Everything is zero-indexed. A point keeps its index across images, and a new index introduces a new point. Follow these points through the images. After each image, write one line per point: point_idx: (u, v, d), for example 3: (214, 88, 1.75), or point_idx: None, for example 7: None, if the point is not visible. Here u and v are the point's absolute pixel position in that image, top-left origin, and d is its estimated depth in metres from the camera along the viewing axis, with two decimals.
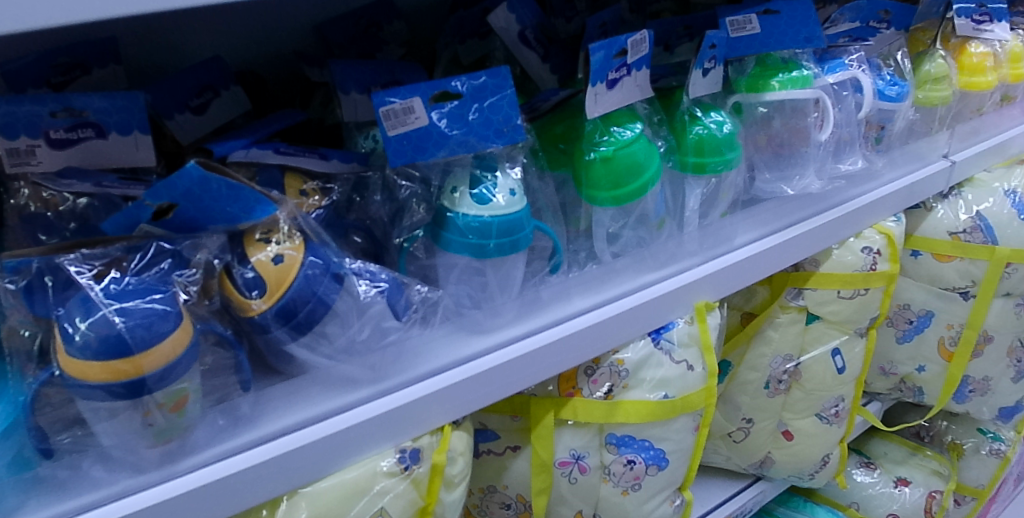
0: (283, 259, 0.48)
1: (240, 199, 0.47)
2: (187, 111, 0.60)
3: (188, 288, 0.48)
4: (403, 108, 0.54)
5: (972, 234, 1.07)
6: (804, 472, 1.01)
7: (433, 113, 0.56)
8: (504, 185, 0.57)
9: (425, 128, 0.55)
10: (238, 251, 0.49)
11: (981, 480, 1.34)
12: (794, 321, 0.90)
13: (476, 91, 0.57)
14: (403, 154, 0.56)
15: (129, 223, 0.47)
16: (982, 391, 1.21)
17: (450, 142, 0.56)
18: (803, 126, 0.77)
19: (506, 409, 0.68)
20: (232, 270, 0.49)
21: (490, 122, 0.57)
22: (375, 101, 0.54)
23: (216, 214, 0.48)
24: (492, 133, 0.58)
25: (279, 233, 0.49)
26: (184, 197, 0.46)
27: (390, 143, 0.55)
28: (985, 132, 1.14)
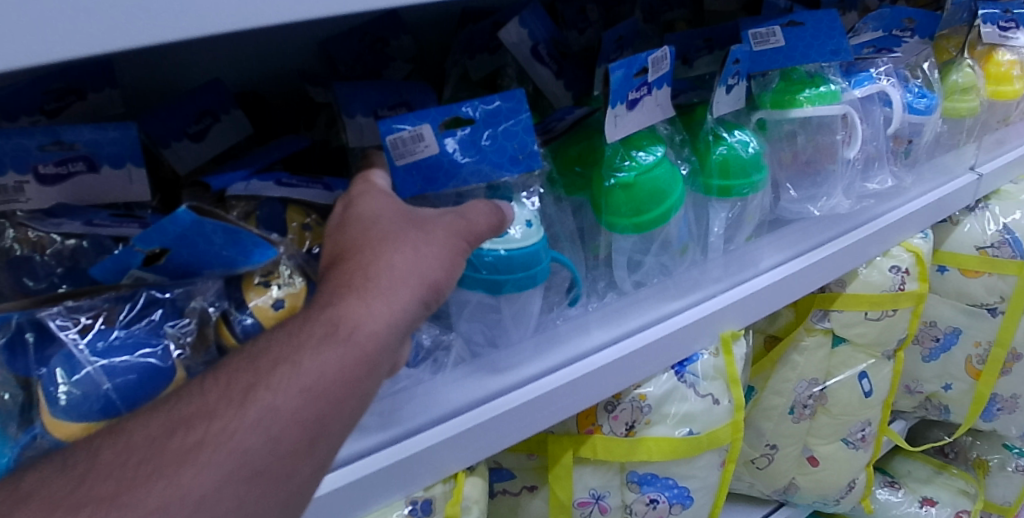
0: (284, 304, 0.45)
1: (238, 242, 0.44)
2: (185, 138, 0.57)
3: (182, 340, 0.44)
4: (412, 136, 0.51)
5: (1001, 248, 1.02)
6: (829, 498, 0.97)
7: (445, 141, 0.52)
8: (519, 216, 0.53)
9: (436, 157, 0.52)
10: (236, 297, 0.45)
11: (1007, 497, 1.30)
12: (820, 344, 0.86)
13: (490, 116, 0.53)
14: (412, 185, 0.52)
15: (118, 268, 0.43)
16: (1011, 409, 1.16)
17: (462, 172, 0.53)
18: (829, 143, 0.73)
19: (522, 447, 0.65)
20: (230, 318, 0.44)
21: (505, 149, 0.54)
22: (382, 129, 0.51)
23: (211, 258, 0.44)
24: (506, 161, 0.54)
25: (280, 276, 0.46)
26: (176, 240, 0.42)
27: (399, 173, 0.52)
28: (1012, 142, 1.10)
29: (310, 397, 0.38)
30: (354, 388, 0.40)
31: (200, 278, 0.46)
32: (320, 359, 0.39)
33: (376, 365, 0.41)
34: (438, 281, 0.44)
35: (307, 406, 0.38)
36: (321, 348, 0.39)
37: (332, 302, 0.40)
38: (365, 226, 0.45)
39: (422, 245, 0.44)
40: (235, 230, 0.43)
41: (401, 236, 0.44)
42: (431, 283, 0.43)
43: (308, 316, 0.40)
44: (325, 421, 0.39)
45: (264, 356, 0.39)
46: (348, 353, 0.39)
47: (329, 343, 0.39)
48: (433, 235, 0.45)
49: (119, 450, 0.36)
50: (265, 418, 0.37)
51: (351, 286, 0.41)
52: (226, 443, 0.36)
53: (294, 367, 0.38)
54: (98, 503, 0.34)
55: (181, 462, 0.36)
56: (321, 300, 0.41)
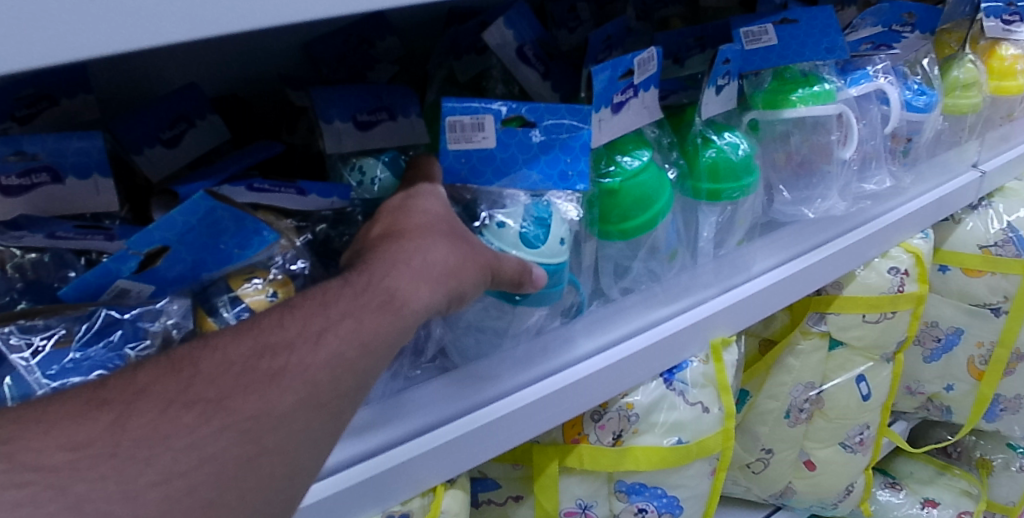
0: (275, 296, 0.46)
1: (236, 233, 0.46)
2: (159, 144, 0.56)
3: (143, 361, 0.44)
4: (473, 124, 0.51)
5: (1005, 247, 1.00)
6: (827, 501, 0.96)
7: (503, 136, 0.52)
8: (555, 232, 0.52)
9: (490, 151, 0.53)
10: (225, 292, 0.45)
11: (1011, 497, 1.28)
12: (817, 348, 0.85)
13: (553, 127, 0.53)
14: (457, 172, 0.53)
15: (103, 280, 0.45)
16: (1014, 410, 1.15)
17: (511, 173, 0.53)
18: (824, 144, 0.72)
19: (507, 458, 0.64)
20: (217, 312, 0.45)
21: (557, 162, 0.54)
22: (445, 109, 0.51)
23: (209, 252, 0.46)
24: (556, 176, 0.54)
25: (263, 274, 0.47)
26: (180, 234, 0.44)
27: (448, 155, 0.52)
28: (1016, 138, 1.08)
29: (364, 352, 0.38)
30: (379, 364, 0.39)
31: (185, 288, 0.47)
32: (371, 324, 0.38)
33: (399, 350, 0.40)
34: (470, 290, 0.45)
35: (344, 367, 0.37)
36: (379, 314, 0.39)
37: (393, 272, 0.41)
38: (424, 220, 0.45)
39: (466, 255, 0.45)
40: (241, 218, 0.46)
41: (458, 238, 0.45)
42: (460, 296, 0.44)
43: (369, 279, 0.40)
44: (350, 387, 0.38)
45: (333, 305, 0.38)
46: (393, 326, 0.39)
47: (386, 310, 0.39)
48: (477, 248, 0.46)
49: (219, 361, 0.35)
50: (331, 362, 0.37)
51: (410, 265, 0.41)
52: (303, 372, 0.36)
53: (357, 323, 0.38)
54: (205, 402, 0.34)
55: (268, 382, 0.35)
56: (379, 268, 0.41)
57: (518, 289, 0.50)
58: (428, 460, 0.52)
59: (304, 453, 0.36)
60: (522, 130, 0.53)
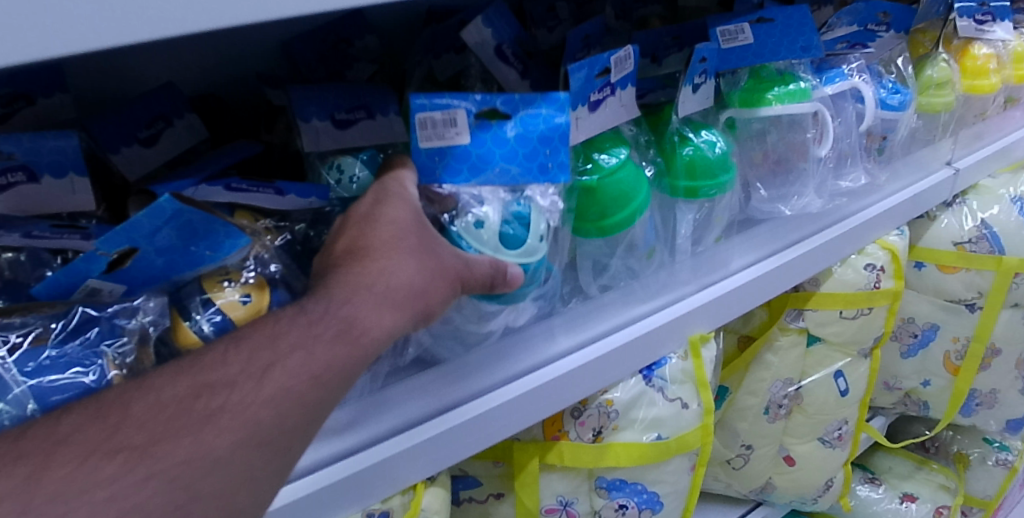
0: (250, 300, 0.46)
1: (207, 235, 0.46)
2: (137, 143, 0.55)
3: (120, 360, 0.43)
4: (443, 120, 0.51)
5: (978, 244, 1.02)
6: (807, 497, 0.97)
7: (478, 132, 0.52)
8: (535, 230, 0.52)
9: (465, 148, 0.52)
10: (199, 296, 0.45)
11: (988, 491, 1.30)
12: (795, 344, 0.86)
13: (528, 118, 0.52)
14: (432, 172, 0.52)
15: (74, 279, 0.44)
16: (990, 404, 1.16)
17: (489, 170, 0.52)
18: (801, 142, 0.73)
19: (488, 455, 0.64)
20: (191, 318, 0.44)
21: (536, 154, 0.52)
22: (414, 106, 0.50)
23: (178, 256, 0.46)
24: (536, 169, 0.53)
25: (238, 276, 0.47)
26: (152, 235, 0.43)
27: (421, 154, 0.52)
28: (988, 137, 1.10)
29: (319, 382, 0.38)
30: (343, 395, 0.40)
31: (158, 287, 0.46)
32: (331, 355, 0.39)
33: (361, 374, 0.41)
34: (435, 307, 0.45)
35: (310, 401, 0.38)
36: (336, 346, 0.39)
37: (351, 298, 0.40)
38: (393, 232, 0.44)
39: (433, 272, 0.45)
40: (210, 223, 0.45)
41: (426, 257, 0.45)
42: (427, 313, 0.45)
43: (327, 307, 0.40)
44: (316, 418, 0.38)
45: (282, 337, 0.38)
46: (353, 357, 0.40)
47: (342, 340, 0.39)
48: (446, 264, 0.46)
49: (150, 406, 0.35)
50: (276, 397, 0.37)
51: (373, 289, 0.41)
52: (242, 412, 0.36)
53: (309, 354, 0.38)
54: (129, 451, 0.33)
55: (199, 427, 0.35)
56: (340, 294, 0.40)
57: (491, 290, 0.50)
58: (407, 459, 0.52)
59: (269, 466, 0.37)
60: (496, 124, 0.52)
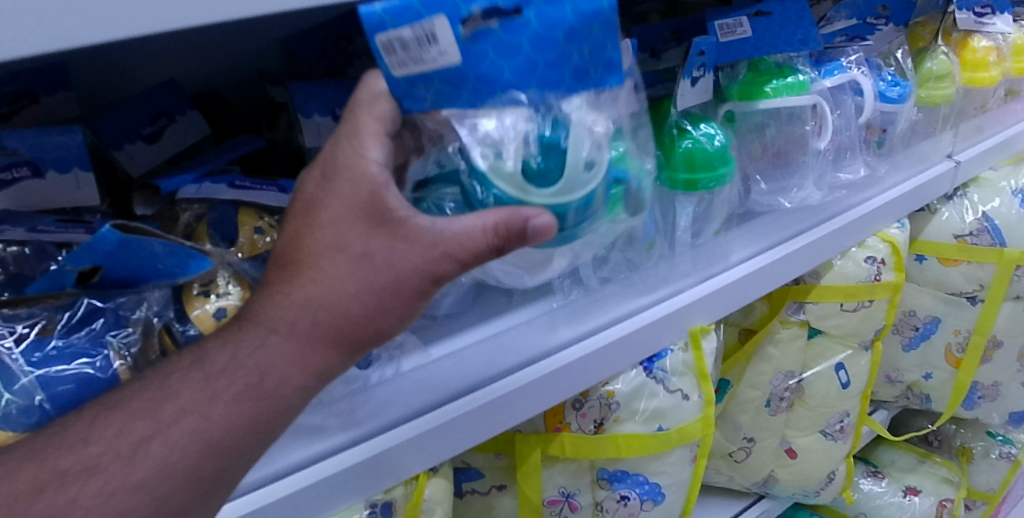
0: (226, 315, 0.45)
1: (172, 253, 0.44)
2: (139, 140, 0.56)
3: (126, 350, 0.43)
4: (418, 36, 0.39)
5: (979, 236, 1.02)
6: (810, 490, 0.97)
7: (471, 44, 0.40)
8: (573, 158, 0.44)
9: (459, 67, 0.40)
10: (179, 307, 0.46)
11: (992, 484, 1.30)
12: (796, 336, 0.86)
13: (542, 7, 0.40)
14: (420, 103, 0.42)
15: (53, 287, 0.45)
16: (992, 397, 1.16)
17: (500, 91, 0.42)
18: (800, 134, 0.73)
19: (490, 448, 0.65)
20: (173, 329, 0.45)
21: (568, 57, 0.42)
22: (372, 24, 0.39)
23: (148, 270, 0.44)
24: (571, 74, 0.42)
25: (219, 286, 0.46)
26: (107, 258, 0.42)
27: (402, 86, 0.42)
28: (989, 129, 1.10)
29: (231, 434, 0.40)
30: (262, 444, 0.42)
31: (148, 286, 0.46)
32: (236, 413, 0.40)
33: (291, 416, 0.42)
34: (387, 325, 0.42)
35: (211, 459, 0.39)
36: (237, 405, 0.40)
37: (261, 349, 0.41)
38: (331, 240, 0.41)
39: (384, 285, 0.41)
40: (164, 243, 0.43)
41: (368, 274, 0.41)
42: (379, 332, 0.42)
43: (234, 360, 0.40)
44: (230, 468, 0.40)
45: (168, 401, 0.39)
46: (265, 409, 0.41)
47: (248, 397, 0.40)
48: (406, 271, 0.41)
49: None
50: (146, 484, 0.38)
51: (294, 326, 0.41)
52: (100, 504, 0.37)
53: (201, 419, 0.39)
54: None
55: None
56: (251, 338, 0.41)
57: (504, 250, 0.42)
58: (411, 451, 0.52)
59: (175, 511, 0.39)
60: (501, 30, 0.40)
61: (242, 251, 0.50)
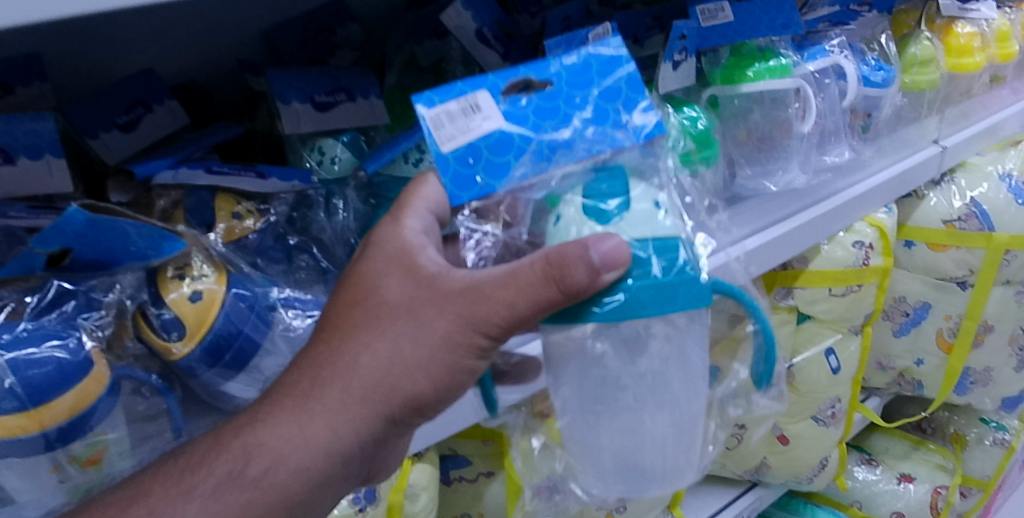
0: (201, 297, 0.47)
1: (144, 235, 0.45)
2: (114, 129, 0.56)
3: (96, 331, 0.46)
4: (464, 108, 0.45)
5: (968, 221, 1.02)
6: (803, 477, 0.98)
7: (508, 110, 0.46)
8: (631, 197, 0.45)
9: (500, 130, 0.45)
10: (153, 290, 0.47)
11: (986, 471, 1.30)
12: (785, 322, 0.87)
13: (570, 75, 0.48)
14: (468, 184, 0.45)
15: (21, 272, 0.45)
16: (984, 382, 1.16)
17: (543, 148, 0.46)
18: (784, 118, 0.73)
19: (477, 435, 0.68)
20: (147, 311, 0.47)
21: (603, 111, 0.47)
22: (422, 105, 0.46)
23: (120, 253, 0.46)
24: (607, 126, 0.47)
25: (194, 269, 0.48)
26: (77, 240, 0.44)
27: (448, 166, 0.45)
28: (975, 115, 1.10)
29: None
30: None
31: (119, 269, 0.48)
32: (217, 505, 0.42)
33: (294, 496, 0.43)
34: (410, 389, 0.43)
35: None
36: (214, 501, 0.42)
37: (253, 428, 0.43)
38: (355, 304, 0.44)
39: (401, 346, 0.43)
40: (136, 225, 0.45)
41: (367, 339, 0.43)
42: (394, 399, 0.43)
43: (220, 446, 0.43)
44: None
45: (142, 499, 0.42)
46: (257, 497, 0.42)
47: (231, 483, 0.42)
48: (435, 320, 0.43)
49: None
50: None
51: (292, 403, 0.43)
52: None
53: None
54: None
55: None
56: (246, 423, 0.43)
57: (565, 280, 0.41)
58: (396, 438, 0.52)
59: None
60: (535, 99, 0.47)
61: (220, 235, 0.52)
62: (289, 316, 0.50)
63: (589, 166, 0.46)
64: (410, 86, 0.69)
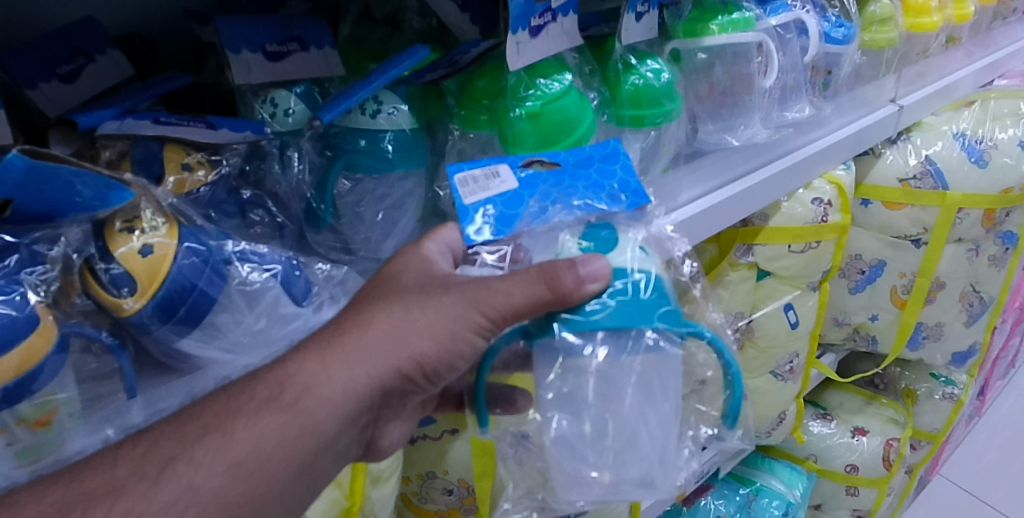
0: (152, 250, 0.44)
1: (88, 184, 0.44)
2: (54, 79, 0.53)
3: (41, 287, 0.43)
4: (486, 174, 0.51)
5: (923, 180, 1.04)
6: (762, 431, 1.02)
7: (523, 178, 0.51)
8: (628, 243, 0.48)
9: (514, 191, 0.51)
10: (100, 243, 0.45)
11: (936, 424, 1.35)
12: (745, 278, 0.87)
13: (577, 163, 0.53)
14: (483, 228, 0.49)
15: None
16: (936, 337, 1.19)
17: (550, 209, 0.50)
18: (746, 73, 0.73)
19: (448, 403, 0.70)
20: (95, 266, 0.45)
21: (603, 187, 0.51)
22: (454, 170, 0.51)
23: (64, 203, 0.44)
24: (606, 196, 0.51)
25: (143, 221, 0.45)
26: (18, 189, 0.42)
27: (469, 211, 0.50)
28: (931, 76, 1.11)
29: (258, 450, 0.42)
30: (285, 472, 0.43)
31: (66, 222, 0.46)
32: (256, 429, 0.42)
33: (320, 434, 0.44)
34: (427, 347, 0.45)
35: (237, 480, 0.41)
36: (256, 423, 0.42)
37: (283, 365, 0.44)
38: (375, 284, 0.47)
39: (417, 309, 0.45)
40: (79, 174, 0.43)
41: (383, 303, 0.46)
42: (411, 353, 0.45)
43: (255, 378, 0.44)
44: (256, 493, 0.42)
45: (191, 424, 0.42)
46: (291, 423, 0.43)
47: (269, 408, 0.43)
48: (444, 296, 0.45)
49: None
50: None
51: (318, 346, 0.45)
52: None
53: (216, 444, 0.42)
54: None
55: None
56: (283, 358, 0.45)
57: (553, 281, 0.43)
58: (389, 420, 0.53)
59: None
60: (545, 174, 0.52)
61: (170, 187, 0.50)
62: (246, 270, 0.48)
63: (586, 220, 0.50)
64: (365, 37, 0.66)
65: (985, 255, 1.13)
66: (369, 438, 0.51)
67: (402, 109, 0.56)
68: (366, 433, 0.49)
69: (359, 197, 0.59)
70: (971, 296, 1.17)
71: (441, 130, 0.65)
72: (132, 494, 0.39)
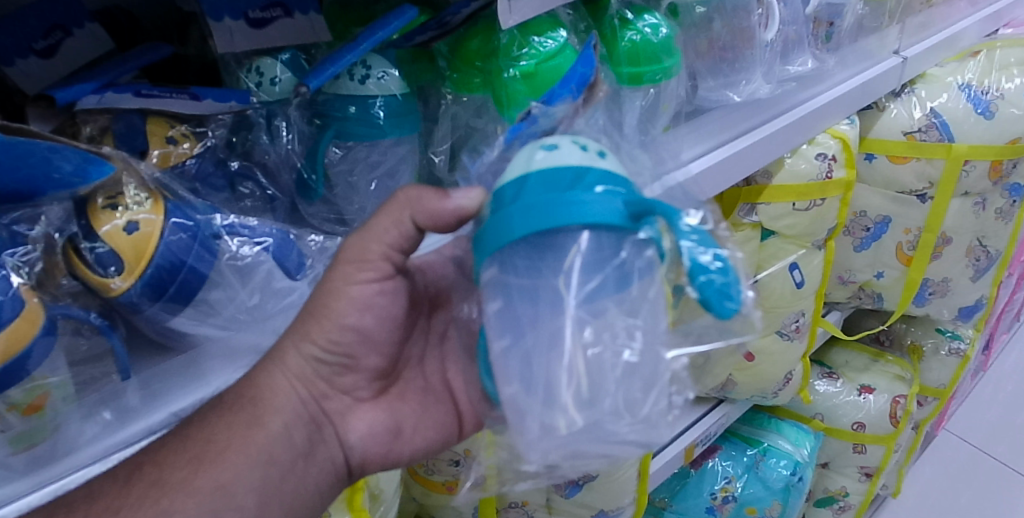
0: (137, 228, 0.43)
1: (66, 159, 0.43)
2: (31, 55, 0.52)
3: (23, 268, 0.42)
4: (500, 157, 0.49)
5: (928, 132, 1.01)
6: (767, 391, 1.01)
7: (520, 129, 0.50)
8: (539, 147, 0.40)
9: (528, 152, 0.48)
10: (84, 221, 0.44)
11: (942, 380, 1.35)
12: (749, 239, 0.86)
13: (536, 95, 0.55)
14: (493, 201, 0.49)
15: None
16: (942, 292, 1.18)
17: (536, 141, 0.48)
18: (746, 26, 0.72)
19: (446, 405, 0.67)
20: (79, 245, 0.43)
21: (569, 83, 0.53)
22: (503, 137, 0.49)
23: (43, 180, 0.44)
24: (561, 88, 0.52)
25: (127, 197, 0.44)
26: None
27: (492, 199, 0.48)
28: (935, 25, 1.08)
29: (210, 446, 0.45)
30: (251, 463, 0.45)
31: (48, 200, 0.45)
32: (207, 430, 0.45)
33: (257, 423, 0.46)
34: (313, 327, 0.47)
35: (201, 470, 0.43)
36: (205, 425, 0.45)
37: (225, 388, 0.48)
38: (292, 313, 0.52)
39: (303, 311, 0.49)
40: (58, 149, 0.42)
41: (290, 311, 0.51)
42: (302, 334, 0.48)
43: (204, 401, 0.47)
44: (229, 479, 0.44)
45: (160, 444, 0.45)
46: (234, 420, 0.46)
47: (216, 412, 0.46)
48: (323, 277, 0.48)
49: None
50: None
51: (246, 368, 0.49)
52: None
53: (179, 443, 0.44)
54: None
55: None
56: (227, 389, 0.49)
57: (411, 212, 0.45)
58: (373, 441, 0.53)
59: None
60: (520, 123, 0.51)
61: (155, 161, 0.49)
62: (236, 244, 0.47)
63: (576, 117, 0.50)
64: None
65: (992, 209, 1.11)
66: (338, 442, 0.51)
67: (392, 74, 0.54)
68: (329, 435, 0.50)
69: (352, 166, 0.58)
70: (978, 251, 1.15)
71: (434, 94, 0.63)
72: (109, 496, 0.41)
